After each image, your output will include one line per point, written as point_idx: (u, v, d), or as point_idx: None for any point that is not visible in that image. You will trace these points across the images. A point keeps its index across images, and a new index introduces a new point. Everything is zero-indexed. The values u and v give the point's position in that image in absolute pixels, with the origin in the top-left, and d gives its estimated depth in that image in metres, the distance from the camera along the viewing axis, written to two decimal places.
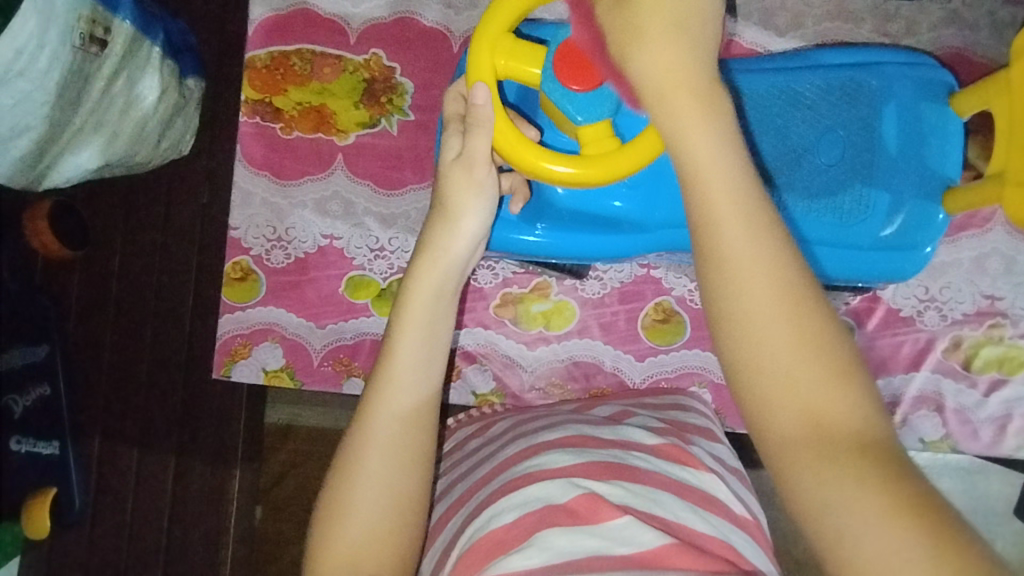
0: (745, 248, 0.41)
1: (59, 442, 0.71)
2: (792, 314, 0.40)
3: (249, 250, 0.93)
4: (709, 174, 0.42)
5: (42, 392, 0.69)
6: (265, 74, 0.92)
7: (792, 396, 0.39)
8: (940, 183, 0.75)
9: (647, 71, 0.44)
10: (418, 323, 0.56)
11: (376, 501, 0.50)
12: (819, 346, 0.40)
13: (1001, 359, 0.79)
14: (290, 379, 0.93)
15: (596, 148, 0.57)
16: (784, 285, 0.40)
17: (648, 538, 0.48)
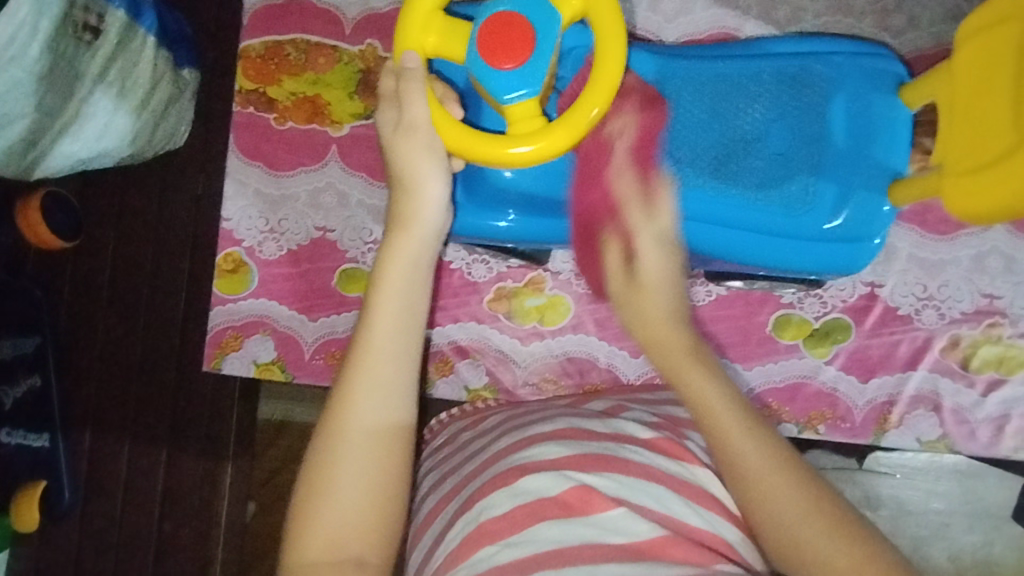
0: (756, 455, 0.51)
1: (48, 434, 0.80)
2: (805, 489, 0.50)
3: (241, 241, 0.90)
4: (710, 389, 0.54)
5: (33, 382, 0.79)
6: (258, 64, 0.91)
7: (826, 569, 0.48)
8: (887, 175, 0.73)
9: (641, 310, 0.58)
10: (391, 318, 0.54)
11: (360, 473, 0.51)
12: (836, 518, 0.49)
13: (999, 359, 0.79)
14: (281, 372, 0.91)
15: (524, 128, 0.55)
16: (788, 472, 0.51)
17: (641, 529, 0.48)
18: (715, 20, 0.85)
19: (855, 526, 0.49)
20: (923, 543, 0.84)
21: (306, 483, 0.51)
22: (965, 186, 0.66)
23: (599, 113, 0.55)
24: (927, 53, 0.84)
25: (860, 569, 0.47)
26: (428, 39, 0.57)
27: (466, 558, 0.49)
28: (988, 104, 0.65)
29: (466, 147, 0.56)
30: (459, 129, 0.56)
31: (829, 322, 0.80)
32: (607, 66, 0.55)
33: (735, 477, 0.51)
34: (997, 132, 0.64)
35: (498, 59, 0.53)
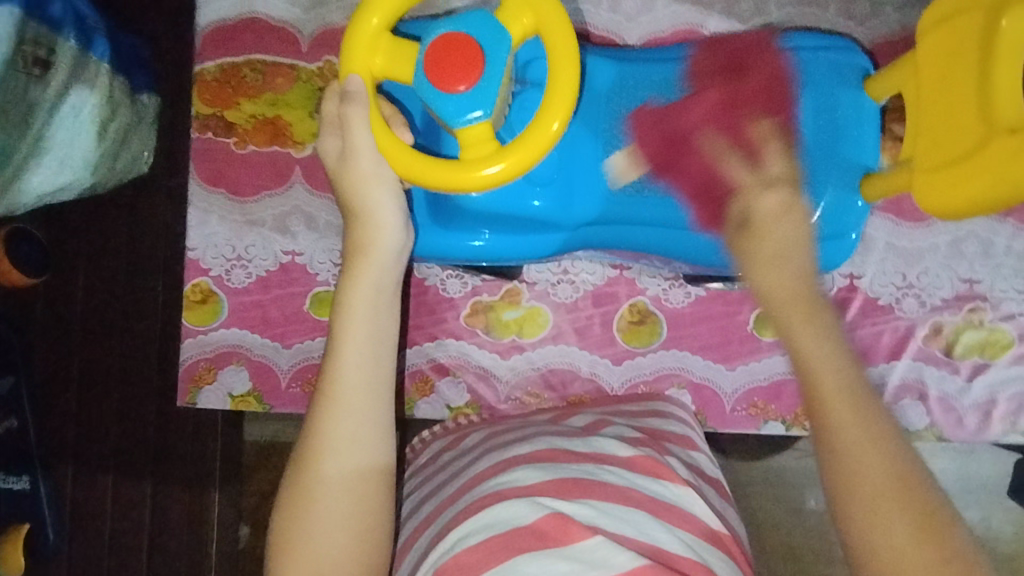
0: (855, 433, 0.48)
1: (30, 476, 0.70)
2: (902, 475, 0.47)
3: (208, 270, 0.89)
4: (817, 358, 0.51)
5: (9, 424, 0.68)
6: (214, 88, 0.90)
7: (906, 562, 0.45)
8: (857, 171, 0.72)
9: (764, 280, 0.55)
10: (354, 342, 0.54)
11: (340, 517, 0.49)
12: (928, 510, 0.46)
13: (982, 344, 0.78)
14: (258, 403, 0.89)
15: (473, 152, 0.53)
16: (882, 454, 0.48)
17: (619, 560, 0.45)
18: (678, 17, 0.84)
19: (946, 520, 0.46)
20: None
21: (281, 530, 0.50)
22: (935, 182, 0.64)
23: (559, 128, 0.53)
24: (895, 38, 0.83)
25: (928, 547, 0.45)
26: (375, 61, 0.55)
27: None
28: (952, 97, 0.63)
29: (412, 170, 0.54)
30: (404, 153, 0.54)
31: None
32: (563, 78, 0.53)
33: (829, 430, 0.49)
34: (963, 126, 0.62)
35: (450, 81, 0.51)
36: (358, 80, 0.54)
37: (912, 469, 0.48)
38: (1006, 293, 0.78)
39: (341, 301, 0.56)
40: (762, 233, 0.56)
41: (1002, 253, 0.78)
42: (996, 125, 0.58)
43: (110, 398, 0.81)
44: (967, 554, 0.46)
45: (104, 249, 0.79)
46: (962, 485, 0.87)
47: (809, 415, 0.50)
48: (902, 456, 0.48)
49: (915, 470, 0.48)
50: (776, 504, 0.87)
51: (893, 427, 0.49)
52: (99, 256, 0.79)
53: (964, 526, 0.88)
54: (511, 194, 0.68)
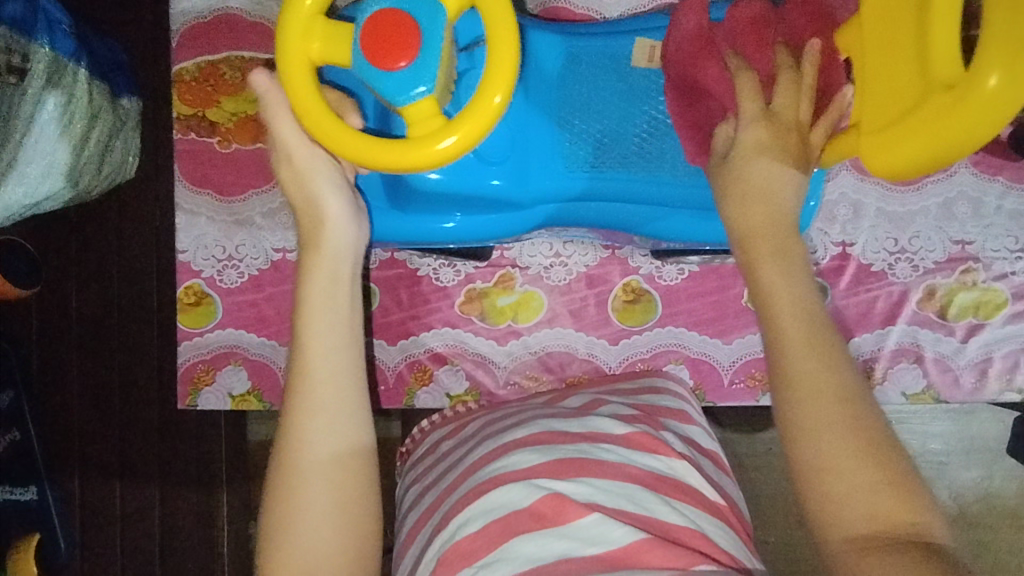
0: (811, 361, 0.48)
1: (35, 488, 0.83)
2: (857, 409, 0.46)
3: (200, 272, 0.85)
4: (786, 295, 0.51)
5: (13, 437, 0.82)
6: (194, 87, 0.85)
7: (844, 490, 0.44)
8: None
9: (733, 211, 0.57)
10: (320, 344, 0.54)
11: (322, 497, 0.50)
12: (874, 440, 0.45)
13: (976, 304, 0.78)
14: (258, 402, 0.86)
15: (423, 128, 0.52)
16: (843, 386, 0.47)
17: (619, 534, 0.46)
18: None
19: (896, 460, 0.45)
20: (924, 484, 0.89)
21: (266, 518, 0.50)
22: (874, 144, 0.58)
23: (502, 100, 0.52)
24: None
25: (872, 476, 0.44)
26: (312, 46, 0.53)
27: None
28: (893, 55, 0.56)
29: (359, 152, 0.52)
30: (352, 136, 0.52)
31: None
32: (502, 50, 0.52)
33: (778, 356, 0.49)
34: (907, 83, 0.55)
35: (390, 58, 0.50)
36: (295, 66, 0.53)
37: (865, 404, 0.47)
38: (998, 253, 0.78)
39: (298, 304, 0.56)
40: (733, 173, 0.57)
41: (993, 212, 0.78)
42: (932, 82, 0.52)
43: (90, 402, 0.87)
44: (919, 497, 0.44)
45: (103, 266, 0.88)
46: (960, 444, 0.89)
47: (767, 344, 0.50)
48: (860, 392, 0.47)
49: (881, 422, 0.46)
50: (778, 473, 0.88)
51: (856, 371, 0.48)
52: (96, 270, 0.88)
53: (965, 483, 0.89)
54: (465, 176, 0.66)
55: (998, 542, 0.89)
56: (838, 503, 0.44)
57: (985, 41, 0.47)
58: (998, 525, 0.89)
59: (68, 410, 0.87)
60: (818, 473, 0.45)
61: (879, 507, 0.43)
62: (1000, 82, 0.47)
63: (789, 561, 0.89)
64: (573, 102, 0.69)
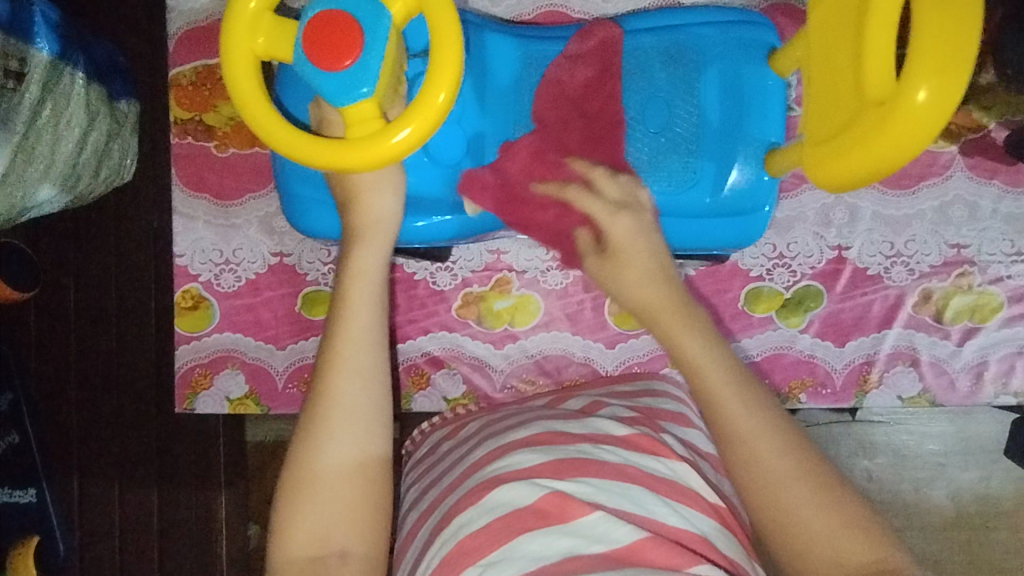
0: (744, 417, 0.53)
1: (35, 489, 0.86)
2: (795, 451, 0.51)
3: (198, 276, 0.85)
4: (706, 363, 0.56)
5: (12, 439, 0.85)
6: (191, 92, 0.85)
7: (802, 532, 0.48)
8: (763, 146, 0.70)
9: (634, 288, 0.61)
10: (363, 290, 0.58)
11: (347, 454, 0.51)
12: (818, 476, 0.50)
13: (972, 307, 0.78)
14: (256, 406, 0.86)
15: (362, 129, 0.52)
16: (777, 434, 0.52)
17: (621, 534, 0.47)
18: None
19: (840, 494, 0.49)
20: (921, 486, 0.89)
21: (292, 468, 0.52)
22: (819, 158, 0.60)
23: (445, 99, 0.52)
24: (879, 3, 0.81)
25: (829, 521, 0.48)
26: (257, 41, 0.54)
27: None
28: (835, 72, 0.59)
29: (293, 150, 0.53)
30: (288, 133, 0.53)
31: (800, 290, 0.79)
32: (445, 48, 0.51)
33: (719, 422, 0.54)
34: (845, 99, 0.57)
35: (331, 57, 0.50)
36: (239, 60, 0.53)
37: (800, 444, 0.52)
38: (994, 256, 0.78)
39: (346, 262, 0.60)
40: (625, 257, 0.62)
41: (988, 216, 0.78)
42: (865, 99, 0.54)
43: (88, 404, 0.89)
44: (877, 532, 0.47)
45: (101, 269, 0.90)
46: (957, 446, 0.89)
47: (702, 407, 0.55)
48: (791, 435, 0.52)
49: (819, 459, 0.51)
50: None
51: (785, 421, 0.53)
52: (94, 274, 0.89)
53: (962, 486, 0.89)
54: (421, 177, 0.67)
55: (994, 543, 0.90)
56: (805, 554, 0.47)
57: (913, 53, 0.49)
58: (996, 527, 0.89)
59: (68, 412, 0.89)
60: (774, 519, 0.49)
61: (836, 539, 0.47)
62: (928, 95, 0.49)
63: None
64: (530, 104, 0.70)
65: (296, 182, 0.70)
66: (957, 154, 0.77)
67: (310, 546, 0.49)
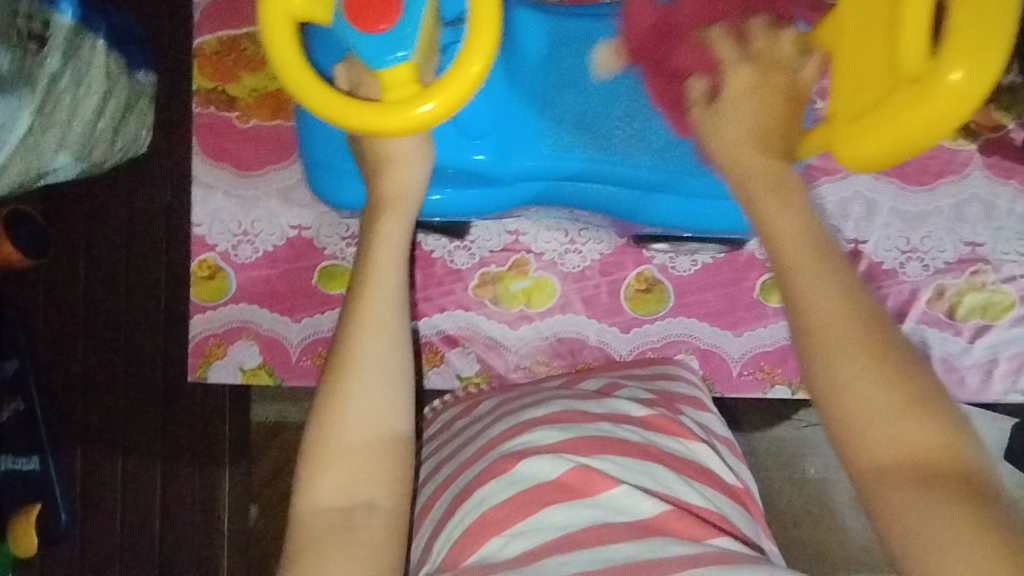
0: (815, 281, 0.46)
1: (39, 458, 0.87)
2: (869, 329, 0.45)
3: (215, 246, 0.85)
4: (786, 231, 0.49)
5: (17, 406, 0.87)
6: (215, 61, 0.85)
7: (867, 416, 0.43)
8: (794, 129, 0.67)
9: (711, 133, 0.56)
10: (389, 256, 0.58)
11: (373, 408, 0.52)
12: (891, 360, 0.44)
13: (984, 305, 0.79)
14: (268, 377, 0.86)
15: (397, 93, 0.51)
16: (854, 307, 0.45)
17: (644, 507, 0.48)
18: None
19: (915, 379, 0.44)
20: None
21: (316, 426, 0.51)
22: (843, 137, 0.57)
23: (481, 69, 0.50)
24: None
25: (896, 405, 0.43)
26: (293, 0, 0.52)
27: (474, 551, 0.48)
28: (870, 44, 0.56)
29: (327, 110, 0.51)
30: (320, 92, 0.51)
31: None
32: (484, 17, 0.50)
33: (795, 297, 0.47)
34: (878, 74, 0.55)
35: (372, 20, 0.50)
36: (275, 18, 0.52)
37: (877, 325, 0.45)
38: (1008, 255, 0.79)
39: (372, 228, 0.59)
40: (725, 109, 0.55)
41: (1004, 215, 0.79)
42: (900, 75, 0.52)
43: (93, 374, 0.89)
44: (951, 414, 0.43)
45: (114, 238, 0.90)
46: None
47: (775, 271, 0.49)
48: (869, 310, 0.46)
49: (901, 350, 0.45)
50: (781, 472, 0.89)
51: (870, 302, 0.46)
52: (106, 242, 0.90)
53: None
54: (450, 149, 0.66)
55: None
56: (868, 437, 0.43)
57: (952, 32, 0.47)
58: None
59: (74, 379, 0.89)
60: (834, 394, 0.44)
61: (902, 427, 0.43)
62: (963, 77, 0.47)
63: (786, 558, 0.89)
64: (556, 76, 0.68)
65: (318, 147, 0.70)
66: (975, 152, 0.78)
67: (333, 502, 0.50)
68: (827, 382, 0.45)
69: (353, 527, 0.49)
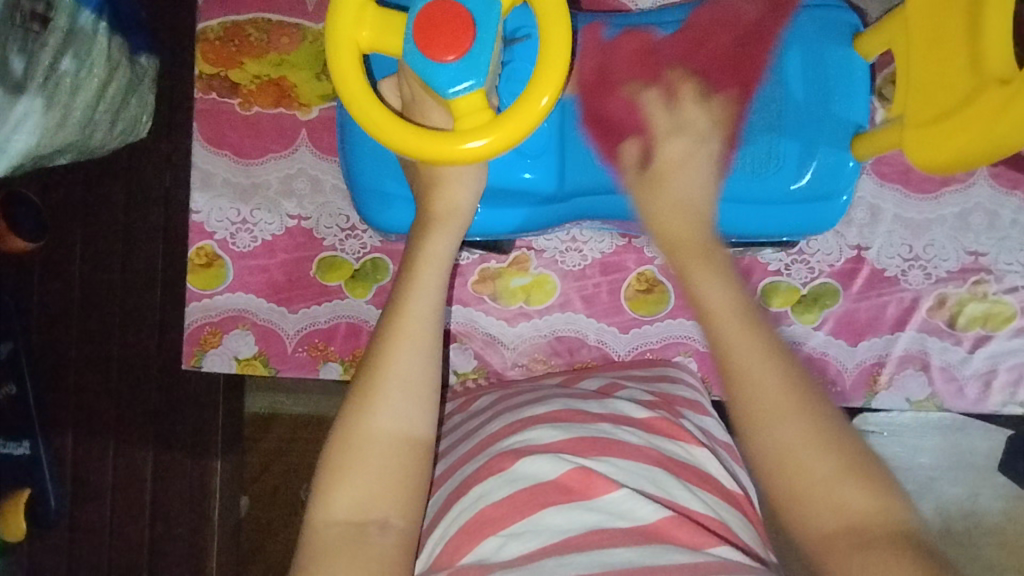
0: (741, 348, 0.51)
1: (30, 441, 0.87)
2: (798, 395, 0.48)
3: (213, 234, 0.84)
4: (722, 308, 0.54)
5: (9, 390, 0.86)
6: (218, 47, 0.84)
7: (804, 483, 0.46)
8: (850, 129, 0.69)
9: (659, 216, 0.64)
10: (429, 272, 0.58)
11: (401, 425, 0.51)
12: (820, 423, 0.47)
13: (985, 315, 0.79)
14: (263, 367, 0.85)
15: (470, 122, 0.51)
16: (782, 374, 0.49)
17: (644, 512, 0.47)
18: None
19: (845, 443, 0.47)
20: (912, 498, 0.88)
21: (341, 437, 0.51)
22: (924, 139, 0.60)
23: (548, 103, 0.51)
24: None
25: (830, 467, 0.46)
26: (362, 33, 0.53)
27: (467, 550, 0.48)
28: (945, 49, 0.58)
29: (396, 140, 0.51)
30: (393, 122, 0.51)
31: (815, 288, 0.79)
32: (553, 51, 0.51)
33: (728, 362, 0.51)
34: (954, 78, 0.57)
35: (441, 50, 0.49)
36: (343, 49, 0.52)
37: (805, 392, 0.49)
38: (1011, 266, 0.78)
39: (417, 249, 0.60)
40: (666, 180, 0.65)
41: (1009, 225, 0.78)
42: (984, 75, 0.54)
43: (87, 360, 0.89)
44: (880, 481, 0.46)
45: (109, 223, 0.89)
46: (949, 462, 0.88)
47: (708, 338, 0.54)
48: (795, 379, 0.49)
49: (832, 418, 0.48)
50: None
51: (800, 373, 0.50)
52: (102, 227, 0.89)
53: (950, 502, 0.88)
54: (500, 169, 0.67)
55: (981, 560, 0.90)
56: (806, 500, 0.45)
57: None
58: (984, 543, 0.88)
59: (67, 365, 0.89)
60: (773, 459, 0.47)
61: (840, 492, 0.45)
62: None
63: None
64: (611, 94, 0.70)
65: (364, 173, 0.70)
66: None
67: (348, 514, 0.49)
68: (760, 450, 0.48)
69: (366, 542, 0.47)
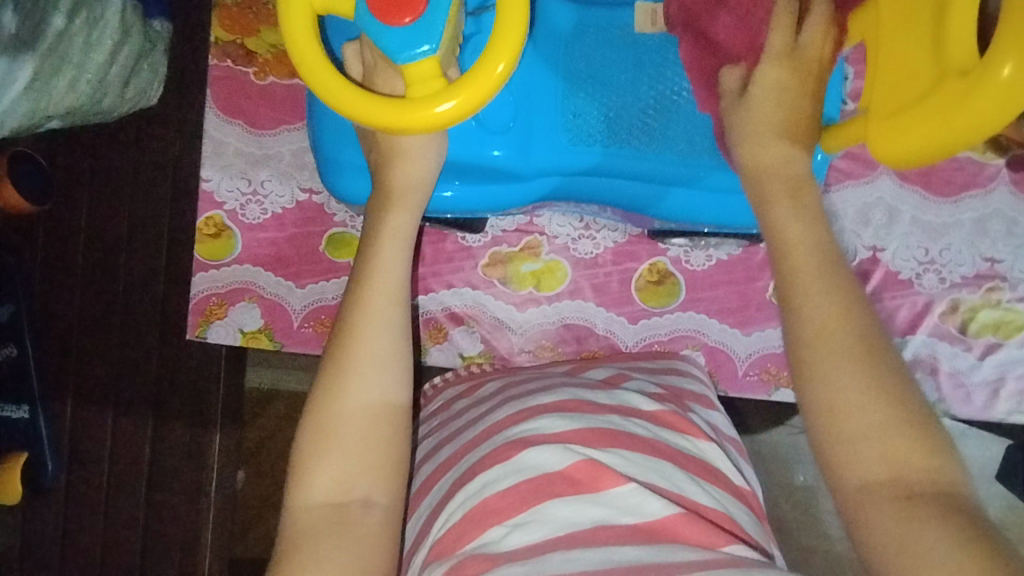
0: (813, 295, 0.50)
1: (28, 407, 0.85)
2: (867, 346, 0.48)
3: (223, 204, 0.83)
4: (799, 251, 0.53)
5: (9, 351, 0.85)
6: (235, 14, 0.83)
7: (854, 433, 0.45)
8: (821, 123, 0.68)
9: (749, 149, 0.60)
10: (392, 249, 0.57)
11: (372, 403, 0.51)
12: (884, 374, 0.46)
13: (997, 323, 0.78)
14: (268, 341, 0.84)
15: (423, 88, 0.50)
16: (851, 321, 0.49)
17: (653, 508, 0.46)
18: None
19: (907, 398, 0.46)
20: None
21: (310, 423, 0.50)
22: (882, 133, 0.57)
23: (504, 69, 0.49)
24: None
25: (884, 422, 0.45)
26: None
27: (472, 538, 0.47)
28: (908, 39, 0.56)
29: (347, 104, 0.50)
30: (342, 87, 0.50)
31: None
32: (510, 16, 0.50)
33: (797, 310, 0.50)
34: (918, 70, 0.55)
35: (393, 13, 0.48)
36: (295, 10, 0.51)
37: (873, 343, 0.48)
38: None
39: (378, 225, 0.59)
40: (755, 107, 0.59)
41: None
42: (946, 68, 0.52)
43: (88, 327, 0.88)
44: (938, 438, 0.45)
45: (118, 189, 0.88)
46: None
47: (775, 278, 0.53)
48: (864, 330, 0.48)
49: (898, 371, 0.47)
50: (774, 476, 0.88)
51: (871, 323, 0.49)
52: (110, 193, 0.88)
53: None
54: (464, 143, 0.65)
55: None
56: (856, 450, 0.45)
57: (1000, 29, 0.47)
58: None
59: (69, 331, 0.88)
60: (829, 406, 0.46)
61: (889, 446, 0.44)
62: (1013, 71, 0.47)
63: None
64: (582, 71, 0.67)
65: (331, 144, 0.69)
66: (1002, 167, 0.77)
67: (330, 497, 0.48)
68: (820, 395, 0.47)
69: (350, 523, 0.47)
